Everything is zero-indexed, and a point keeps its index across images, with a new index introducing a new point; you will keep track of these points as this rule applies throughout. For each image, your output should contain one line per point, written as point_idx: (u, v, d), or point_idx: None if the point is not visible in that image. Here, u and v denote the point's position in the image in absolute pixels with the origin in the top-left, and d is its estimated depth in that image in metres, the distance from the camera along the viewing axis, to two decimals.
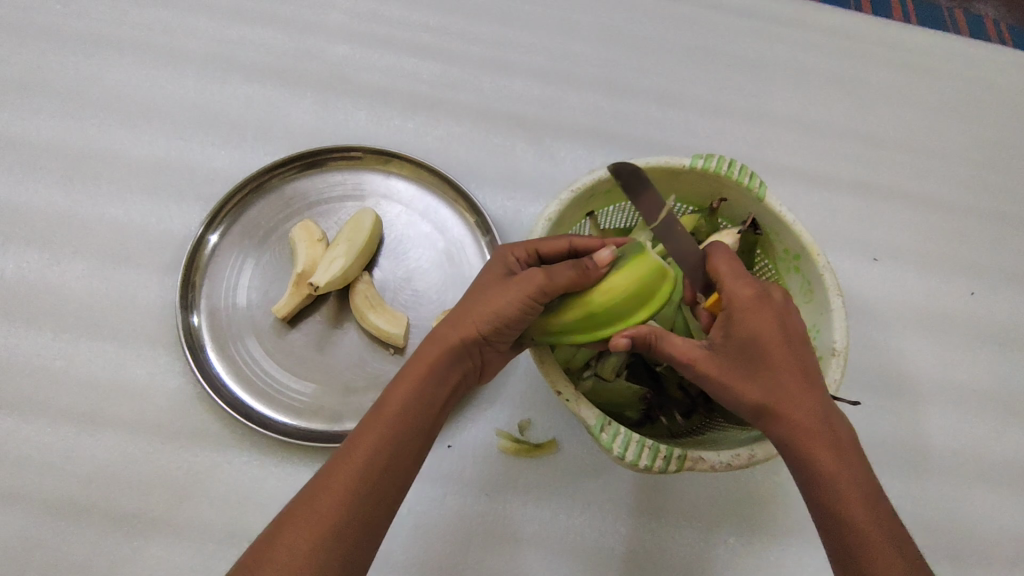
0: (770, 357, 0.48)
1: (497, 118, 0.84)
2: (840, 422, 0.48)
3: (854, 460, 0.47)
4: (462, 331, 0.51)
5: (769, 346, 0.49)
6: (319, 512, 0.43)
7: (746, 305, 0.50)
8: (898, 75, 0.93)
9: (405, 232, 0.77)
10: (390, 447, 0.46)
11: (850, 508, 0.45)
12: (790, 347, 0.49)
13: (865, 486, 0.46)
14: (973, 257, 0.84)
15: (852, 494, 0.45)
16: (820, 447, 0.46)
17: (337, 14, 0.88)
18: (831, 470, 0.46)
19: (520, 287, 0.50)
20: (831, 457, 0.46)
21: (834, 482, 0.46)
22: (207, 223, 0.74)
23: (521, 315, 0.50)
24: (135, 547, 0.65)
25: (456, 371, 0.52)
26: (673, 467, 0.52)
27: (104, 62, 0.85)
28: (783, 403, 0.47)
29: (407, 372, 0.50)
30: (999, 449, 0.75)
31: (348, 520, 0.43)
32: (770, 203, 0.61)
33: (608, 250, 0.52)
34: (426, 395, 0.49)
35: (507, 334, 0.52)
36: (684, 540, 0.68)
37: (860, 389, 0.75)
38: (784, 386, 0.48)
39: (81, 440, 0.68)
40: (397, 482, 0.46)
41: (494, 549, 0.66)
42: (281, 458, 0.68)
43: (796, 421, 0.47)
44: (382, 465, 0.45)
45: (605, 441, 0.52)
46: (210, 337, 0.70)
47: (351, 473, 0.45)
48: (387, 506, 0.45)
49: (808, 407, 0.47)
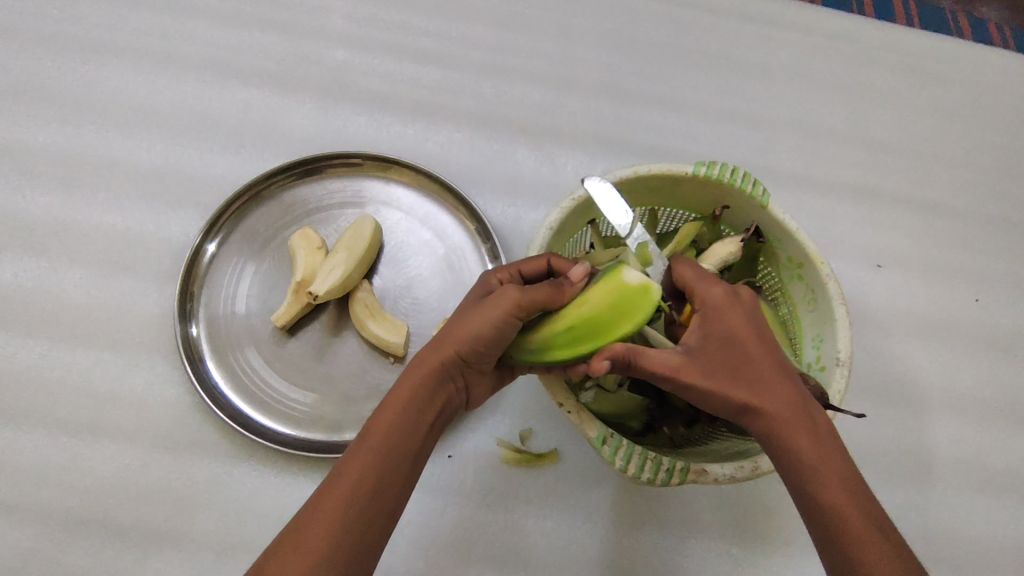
0: (749, 352, 0.48)
1: (499, 124, 0.84)
2: (818, 414, 0.47)
3: (837, 450, 0.46)
4: (441, 356, 0.50)
5: (746, 343, 0.48)
6: (305, 546, 0.42)
7: (723, 307, 0.49)
8: (900, 80, 0.93)
9: (404, 240, 0.76)
10: (373, 476, 0.45)
11: (838, 499, 0.44)
12: (763, 343, 0.48)
13: (849, 474, 0.45)
14: (976, 263, 0.84)
15: (838, 485, 0.45)
16: (798, 436, 0.46)
17: (336, 19, 0.87)
18: (817, 463, 0.45)
19: (500, 303, 0.49)
20: (814, 448, 0.45)
21: (821, 475, 0.45)
22: (206, 231, 0.73)
23: (504, 331, 0.50)
24: (134, 558, 0.64)
25: (440, 396, 0.51)
26: (676, 480, 0.52)
27: (101, 68, 0.84)
28: (764, 397, 0.46)
29: (389, 402, 0.49)
30: (1002, 457, 0.74)
31: (336, 553, 0.42)
32: (774, 210, 0.61)
33: (581, 264, 0.53)
34: (408, 423, 0.48)
35: (490, 354, 0.51)
36: (687, 551, 0.67)
37: (863, 397, 0.75)
38: (762, 381, 0.47)
39: (78, 451, 0.67)
40: (385, 510, 0.45)
41: (495, 561, 0.66)
42: (280, 468, 0.68)
43: (779, 417, 0.46)
44: (367, 496, 0.45)
45: (607, 455, 0.52)
46: (208, 347, 0.70)
47: (335, 505, 0.44)
48: (376, 536, 0.44)
49: (786, 398, 0.46)
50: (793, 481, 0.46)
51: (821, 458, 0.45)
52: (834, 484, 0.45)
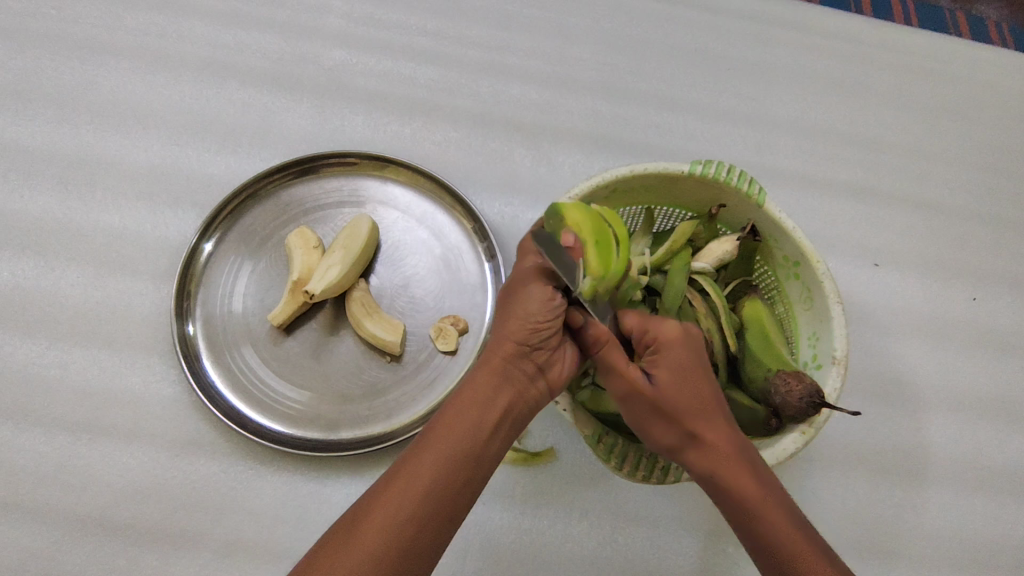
0: (695, 388, 0.49)
1: (496, 123, 0.84)
2: (756, 452, 0.50)
3: (774, 484, 0.48)
4: (499, 350, 0.50)
5: (693, 379, 0.50)
6: (359, 543, 0.42)
7: (672, 340, 0.51)
8: (898, 79, 0.93)
9: (401, 239, 0.76)
10: (428, 478, 0.45)
11: (780, 531, 0.46)
12: (710, 380, 0.51)
13: (787, 507, 0.48)
14: (974, 261, 0.84)
15: (779, 517, 0.47)
16: (740, 473, 0.48)
17: (333, 18, 0.88)
18: (758, 496, 0.47)
19: (532, 285, 0.51)
20: (755, 484, 0.47)
21: (762, 508, 0.47)
22: (202, 231, 0.73)
23: (553, 306, 0.50)
24: (131, 556, 0.64)
25: (510, 391, 0.49)
26: (671, 478, 0.54)
27: (99, 68, 0.85)
28: (707, 430, 0.49)
29: (452, 402, 0.49)
30: (1000, 456, 0.74)
31: (386, 553, 0.42)
32: (769, 209, 0.61)
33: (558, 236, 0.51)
34: (473, 417, 0.48)
35: (550, 336, 0.50)
36: (684, 549, 0.68)
37: (860, 396, 0.75)
38: (707, 417, 0.49)
39: (76, 450, 0.68)
40: (440, 514, 0.45)
41: (491, 560, 0.66)
42: (276, 467, 0.68)
43: (720, 454, 0.48)
44: (422, 497, 0.44)
45: (602, 454, 0.56)
46: (205, 345, 0.70)
47: (388, 507, 0.44)
48: (428, 540, 0.44)
49: (726, 436, 0.49)
50: (739, 518, 0.48)
51: (759, 489, 0.47)
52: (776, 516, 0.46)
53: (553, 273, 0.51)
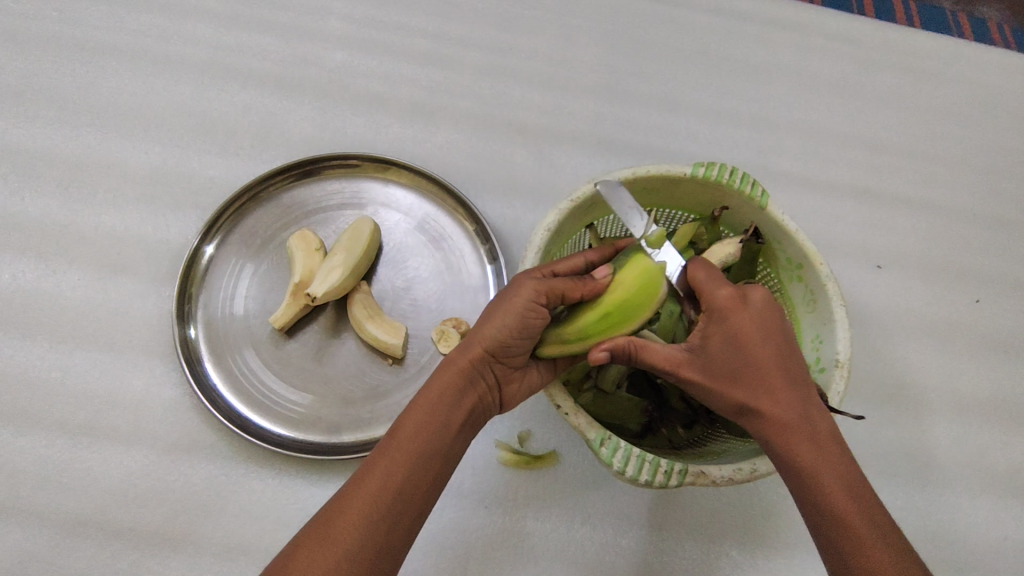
0: (752, 358, 0.48)
1: (497, 125, 0.84)
2: (823, 419, 0.47)
3: (841, 456, 0.46)
4: (470, 354, 0.51)
5: (752, 349, 0.48)
6: (334, 538, 0.43)
7: (731, 309, 0.49)
8: (901, 80, 0.93)
9: (403, 241, 0.76)
10: (399, 476, 0.46)
11: (838, 510, 0.44)
12: (770, 343, 0.49)
13: (852, 482, 0.45)
14: (977, 263, 0.84)
15: (837, 493, 0.45)
16: (799, 444, 0.46)
17: (335, 20, 0.87)
18: (817, 469, 0.45)
19: (521, 294, 0.50)
20: (812, 454, 0.46)
21: (822, 483, 0.45)
22: (203, 233, 0.73)
23: (527, 323, 0.50)
24: (132, 560, 0.64)
25: (471, 395, 0.51)
26: (674, 482, 0.51)
27: (100, 69, 0.84)
28: (766, 402, 0.47)
29: (420, 401, 0.49)
30: (1003, 458, 0.74)
31: (360, 550, 0.43)
32: (773, 212, 0.60)
33: (603, 273, 0.54)
34: (438, 419, 0.48)
35: (516, 350, 0.52)
36: (687, 553, 0.67)
37: (863, 398, 0.74)
38: (766, 383, 0.48)
39: (77, 452, 0.67)
40: (411, 510, 0.46)
41: (493, 564, 0.65)
42: (278, 470, 0.68)
43: (779, 421, 0.47)
44: (394, 495, 0.45)
45: (605, 456, 0.51)
46: (207, 348, 0.70)
47: (361, 502, 0.44)
48: (400, 536, 0.45)
49: (788, 405, 0.47)
50: (794, 486, 0.47)
51: (820, 463, 0.45)
52: (836, 492, 0.45)
53: (549, 288, 0.51)
